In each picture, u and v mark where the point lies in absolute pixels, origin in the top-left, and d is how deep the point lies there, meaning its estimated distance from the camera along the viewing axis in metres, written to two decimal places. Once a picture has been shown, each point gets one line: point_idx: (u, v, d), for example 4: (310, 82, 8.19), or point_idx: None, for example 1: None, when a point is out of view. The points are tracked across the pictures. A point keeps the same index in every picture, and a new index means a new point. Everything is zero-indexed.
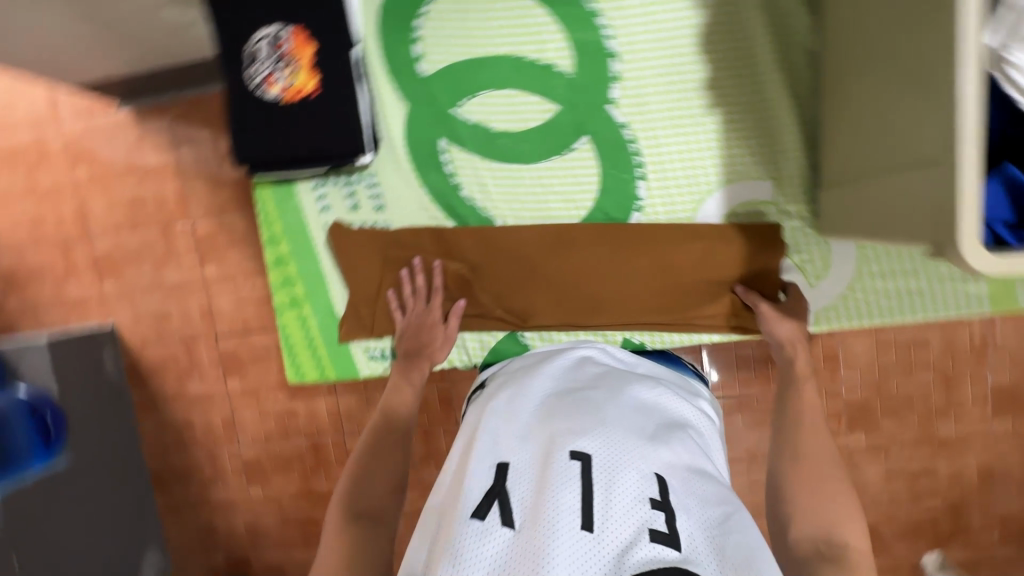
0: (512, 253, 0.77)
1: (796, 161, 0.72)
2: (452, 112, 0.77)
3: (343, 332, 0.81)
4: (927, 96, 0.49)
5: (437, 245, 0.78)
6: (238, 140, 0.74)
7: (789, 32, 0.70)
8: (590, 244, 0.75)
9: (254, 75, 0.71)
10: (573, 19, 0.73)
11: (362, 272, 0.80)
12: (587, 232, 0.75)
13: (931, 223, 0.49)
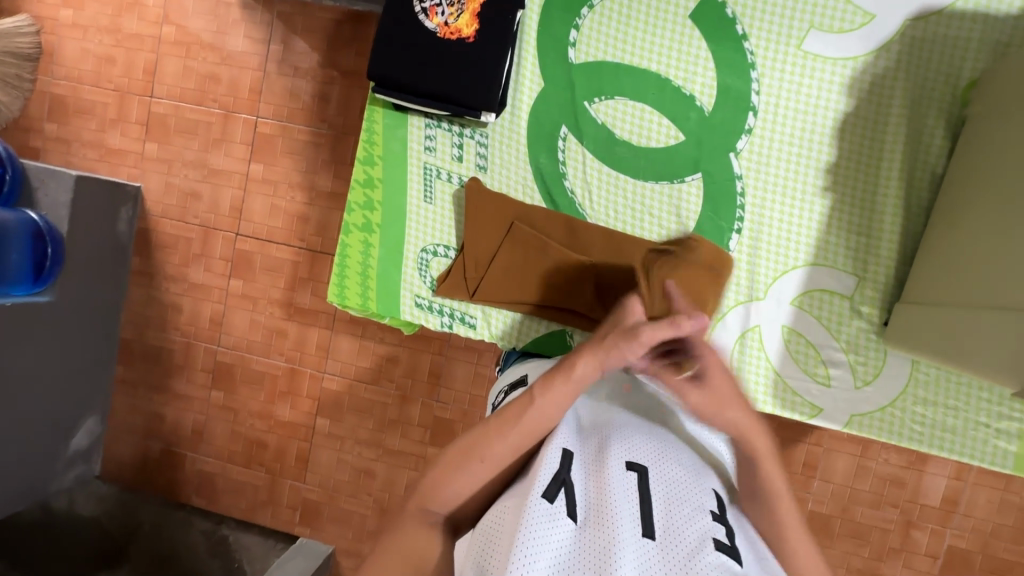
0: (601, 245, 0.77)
1: (885, 268, 0.74)
2: (584, 104, 0.78)
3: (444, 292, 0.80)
4: None
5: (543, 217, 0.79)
6: (377, 54, 0.73)
7: (921, 150, 0.73)
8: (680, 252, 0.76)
9: (422, 1, 0.72)
10: (727, 63, 0.75)
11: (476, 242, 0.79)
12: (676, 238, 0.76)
13: None
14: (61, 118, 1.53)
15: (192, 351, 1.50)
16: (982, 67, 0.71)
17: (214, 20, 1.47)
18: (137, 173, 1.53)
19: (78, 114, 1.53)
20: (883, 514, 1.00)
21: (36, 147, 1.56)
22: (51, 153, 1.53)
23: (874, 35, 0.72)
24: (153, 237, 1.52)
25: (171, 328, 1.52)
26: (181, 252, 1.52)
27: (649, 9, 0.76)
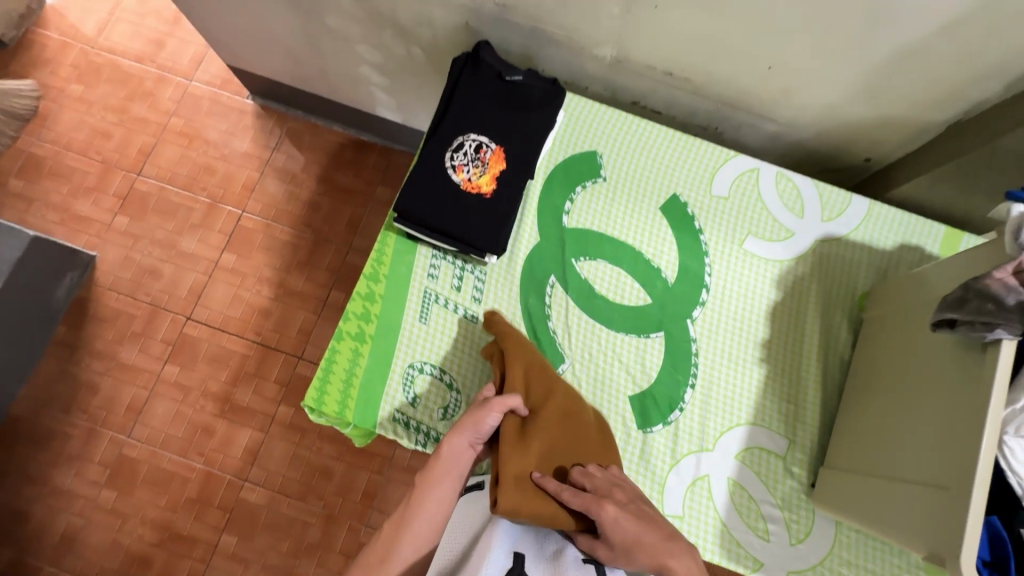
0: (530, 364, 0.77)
1: (810, 434, 0.87)
2: (571, 260, 0.92)
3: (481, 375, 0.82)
4: (947, 434, 0.64)
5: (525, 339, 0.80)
6: (404, 193, 0.85)
7: (832, 339, 0.91)
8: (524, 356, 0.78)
9: (452, 159, 0.87)
10: (686, 247, 0.94)
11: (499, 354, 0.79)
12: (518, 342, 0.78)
13: (934, 535, 0.60)
14: (36, 178, 1.51)
15: (94, 440, 1.34)
16: (869, 284, 0.93)
17: (225, 121, 1.59)
18: (95, 242, 1.49)
19: (53, 177, 1.52)
20: None
21: None
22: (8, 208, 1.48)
23: (793, 246, 0.94)
24: (89, 309, 1.44)
25: (77, 410, 1.37)
26: (116, 329, 1.43)
27: (628, 197, 0.95)
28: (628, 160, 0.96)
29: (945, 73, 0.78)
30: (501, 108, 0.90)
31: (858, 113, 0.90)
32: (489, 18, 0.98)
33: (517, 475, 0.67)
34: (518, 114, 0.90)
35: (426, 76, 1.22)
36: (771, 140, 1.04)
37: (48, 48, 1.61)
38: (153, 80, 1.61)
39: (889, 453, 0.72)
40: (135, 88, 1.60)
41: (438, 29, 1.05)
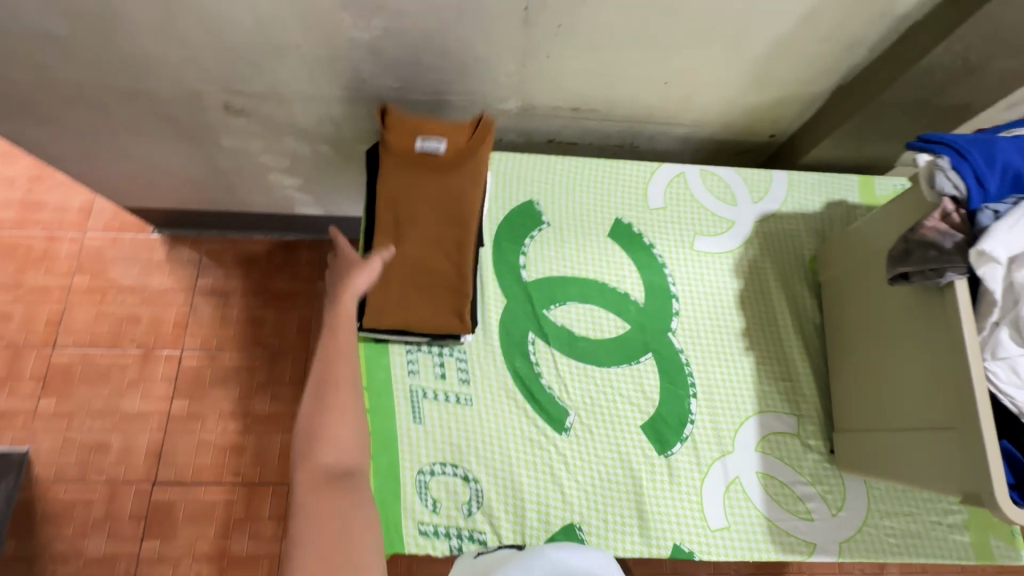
0: (412, 199, 0.84)
1: (813, 403, 0.90)
2: (543, 312, 0.92)
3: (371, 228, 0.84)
4: (938, 377, 0.68)
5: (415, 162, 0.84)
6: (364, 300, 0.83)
7: (800, 307, 0.95)
8: (409, 198, 0.84)
9: None
10: (644, 265, 0.96)
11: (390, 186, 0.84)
12: (406, 186, 0.84)
13: (961, 477, 0.64)
14: None
15: None
16: (814, 246, 0.99)
17: (136, 263, 1.48)
18: (23, 435, 1.33)
19: None
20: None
21: None
22: None
23: (738, 233, 0.99)
24: (37, 511, 1.28)
25: None
26: (76, 522, 1.28)
27: (576, 233, 0.97)
28: (565, 198, 0.98)
29: (818, 50, 0.85)
30: None
31: (754, 100, 0.97)
32: (391, 100, 0.98)
33: (377, 306, 0.83)
34: None
35: (339, 167, 1.19)
36: (683, 141, 1.09)
37: None
38: (41, 243, 1.48)
39: (894, 404, 0.75)
40: (23, 256, 1.47)
41: (341, 122, 1.04)
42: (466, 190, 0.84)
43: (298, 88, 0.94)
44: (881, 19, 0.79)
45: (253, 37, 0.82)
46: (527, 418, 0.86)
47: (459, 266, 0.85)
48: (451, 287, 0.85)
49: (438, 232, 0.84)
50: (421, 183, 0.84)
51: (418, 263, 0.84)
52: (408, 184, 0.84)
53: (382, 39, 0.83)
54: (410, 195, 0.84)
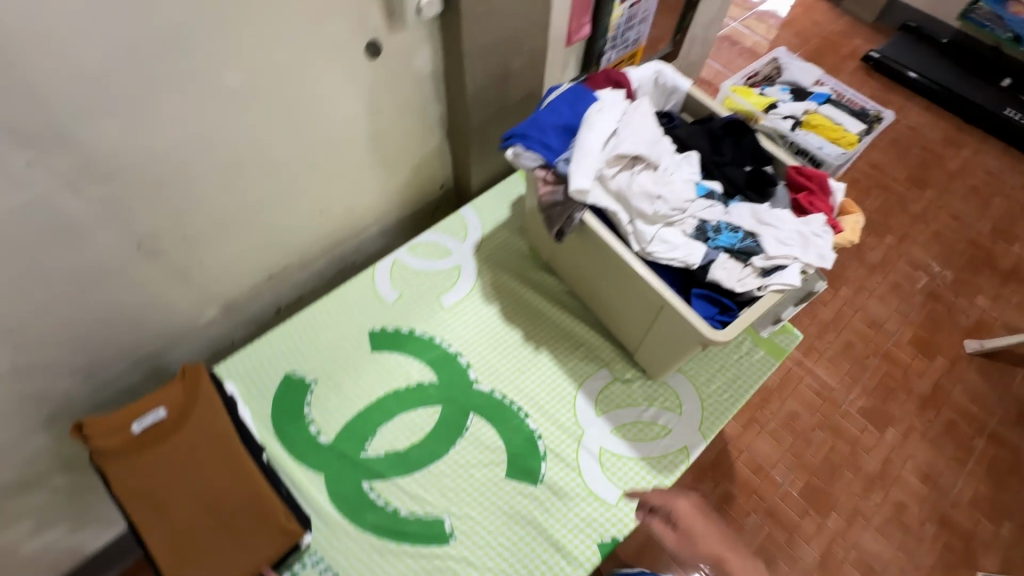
0: (161, 471, 0.79)
1: (608, 348, 1.02)
2: (363, 456, 0.90)
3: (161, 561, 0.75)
4: (633, 281, 0.83)
5: (142, 439, 0.80)
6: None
7: (549, 289, 1.09)
8: (161, 472, 0.79)
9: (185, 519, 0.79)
10: (418, 350, 1.01)
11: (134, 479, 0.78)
12: (150, 464, 0.79)
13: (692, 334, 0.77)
14: None
15: None
16: (525, 240, 1.15)
17: None
18: None
19: None
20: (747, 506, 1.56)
21: None
22: None
23: (468, 272, 1.10)
24: None
25: None
26: None
27: (345, 371, 0.98)
28: (315, 351, 0.99)
29: (406, 122, 0.99)
30: None
31: (401, 178, 1.10)
32: (86, 394, 0.90)
33: None
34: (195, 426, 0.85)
35: (87, 489, 1.02)
36: (383, 234, 1.19)
37: None
38: None
39: (637, 309, 0.90)
40: None
41: (52, 449, 0.92)
42: (211, 423, 0.83)
43: None
44: (425, 81, 0.95)
45: None
46: (414, 556, 0.83)
47: (250, 487, 0.80)
48: (258, 511, 0.79)
49: (201, 488, 0.79)
50: (154, 460, 0.80)
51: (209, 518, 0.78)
52: (149, 461, 0.79)
53: (22, 358, 0.77)
54: (157, 470, 0.79)
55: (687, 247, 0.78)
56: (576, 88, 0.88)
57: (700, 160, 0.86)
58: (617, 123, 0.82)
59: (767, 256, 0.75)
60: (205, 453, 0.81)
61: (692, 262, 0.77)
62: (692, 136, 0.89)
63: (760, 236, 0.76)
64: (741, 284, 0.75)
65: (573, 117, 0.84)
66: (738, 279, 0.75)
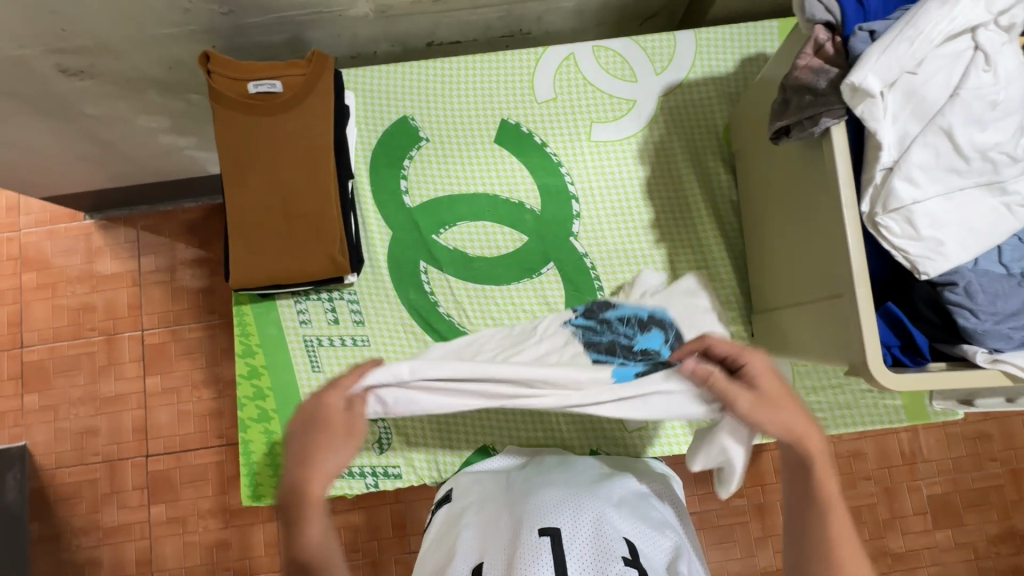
0: (257, 141, 0.77)
1: (731, 287, 0.84)
2: (433, 238, 0.86)
3: (234, 258, 0.78)
4: (818, 244, 0.62)
5: (247, 99, 0.77)
6: (240, 254, 0.78)
7: (714, 186, 0.87)
8: (256, 145, 0.77)
9: (269, 209, 0.77)
10: (537, 167, 0.87)
11: (241, 142, 0.77)
12: (254, 135, 0.77)
13: (838, 347, 0.59)
14: None
15: (123, 563, 1.44)
16: (727, 114, 0.88)
17: (72, 254, 1.54)
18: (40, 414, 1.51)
19: None
20: (734, 512, 1.18)
21: None
22: None
23: (640, 115, 0.88)
24: (62, 491, 1.47)
25: (101, 566, 1.44)
26: (91, 497, 1.48)
27: (458, 144, 0.87)
28: (439, 105, 0.87)
29: None
30: (282, 109, 0.77)
31: None
32: (227, 29, 0.88)
33: (258, 265, 0.78)
34: (314, 117, 0.78)
35: (206, 118, 1.11)
36: (575, 15, 0.95)
37: None
38: None
39: (801, 274, 0.67)
40: None
41: (190, 63, 0.95)
42: (311, 127, 0.78)
43: (122, 30, 0.84)
44: None
45: None
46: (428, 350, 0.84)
47: (320, 200, 0.78)
48: (321, 228, 0.78)
49: (282, 187, 0.77)
50: (253, 128, 0.77)
51: (274, 203, 0.77)
52: (251, 129, 0.77)
53: None
54: (256, 141, 0.77)
55: (945, 251, 0.53)
56: None
57: None
58: (987, 16, 0.51)
59: (997, 359, 0.52)
60: (295, 148, 0.77)
61: (924, 273, 0.54)
62: None
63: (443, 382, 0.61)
64: (982, 356, 0.53)
65: None
66: (984, 352, 0.53)
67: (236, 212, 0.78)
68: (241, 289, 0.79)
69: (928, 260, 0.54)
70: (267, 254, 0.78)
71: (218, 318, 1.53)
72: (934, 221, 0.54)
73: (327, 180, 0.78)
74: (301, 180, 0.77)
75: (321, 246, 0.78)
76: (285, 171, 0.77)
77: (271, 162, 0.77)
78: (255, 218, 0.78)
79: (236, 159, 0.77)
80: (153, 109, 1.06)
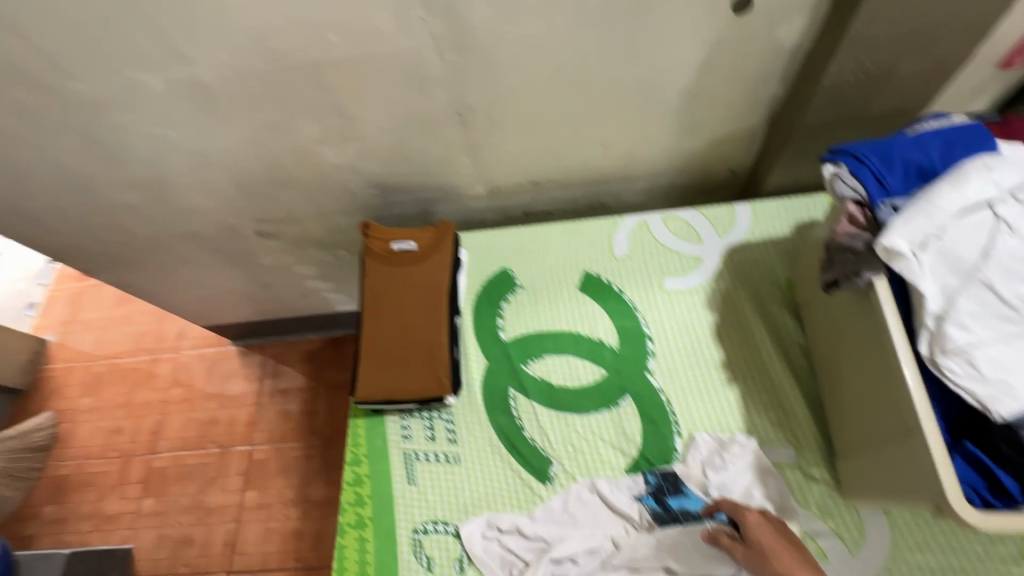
0: (391, 284, 0.99)
1: (809, 429, 0.86)
2: (522, 368, 0.98)
3: (360, 376, 0.94)
4: (888, 384, 0.66)
5: (389, 254, 1.00)
6: (366, 372, 0.94)
7: (782, 330, 0.94)
8: (390, 288, 0.98)
9: (394, 336, 0.96)
10: (615, 310, 1.01)
11: (379, 285, 0.99)
12: (390, 280, 0.99)
13: (924, 488, 0.60)
14: (87, 485, 1.73)
15: None
16: (788, 269, 0.99)
17: (213, 374, 1.83)
18: (150, 519, 1.66)
19: (98, 483, 1.73)
20: None
21: (58, 520, 1.69)
22: (74, 526, 1.67)
23: (706, 269, 1.01)
24: None
25: None
26: None
27: (547, 290, 1.04)
28: (533, 260, 1.07)
29: (732, 88, 0.90)
30: (414, 261, 1.00)
31: (694, 144, 1.03)
32: (378, 205, 1.18)
33: (379, 382, 0.93)
34: (437, 267, 0.99)
35: (346, 268, 1.40)
36: (646, 192, 1.17)
37: (84, 379, 1.89)
38: (157, 364, 1.88)
39: (876, 414, 0.69)
40: (146, 375, 1.87)
41: (345, 228, 1.25)
42: (433, 274, 0.99)
43: (308, 206, 1.17)
44: (775, 54, 0.84)
45: (264, 174, 1.07)
46: (511, 471, 0.90)
47: (435, 330, 0.95)
48: (432, 353, 0.94)
49: (405, 319, 0.96)
50: (390, 274, 0.99)
51: (398, 332, 0.96)
52: (389, 276, 0.99)
53: (359, 155, 1.03)
54: (390, 284, 0.99)
55: (1015, 393, 0.56)
56: (970, 127, 0.67)
57: None
58: (1000, 192, 0.61)
59: None
60: (419, 290, 0.98)
61: (998, 413, 0.57)
62: None
63: (513, 527, 0.85)
64: None
65: (939, 161, 0.66)
66: None
67: (367, 338, 0.96)
68: (361, 404, 0.94)
69: (999, 400, 0.56)
70: (387, 373, 0.94)
71: (317, 438, 1.68)
72: (998, 363, 0.57)
73: (441, 315, 0.96)
74: (424, 313, 0.96)
75: (431, 368, 0.93)
76: (409, 308, 0.97)
77: (400, 300, 0.97)
78: (381, 344, 0.96)
79: (374, 298, 0.98)
80: (309, 260, 1.37)
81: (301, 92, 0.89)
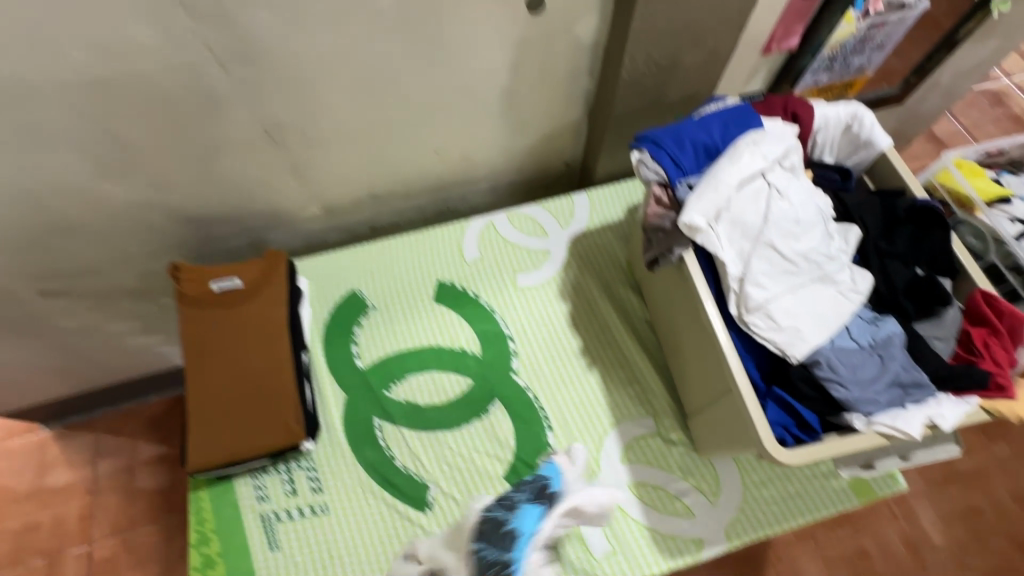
0: (217, 330, 0.86)
1: (663, 397, 0.92)
2: (385, 394, 0.92)
3: (194, 442, 0.81)
4: (711, 347, 0.72)
5: (210, 295, 0.88)
6: (201, 437, 0.82)
7: (629, 309, 1.00)
8: (217, 334, 0.86)
9: (229, 387, 0.84)
10: (474, 316, 0.99)
11: (203, 332, 0.86)
12: (216, 325, 0.87)
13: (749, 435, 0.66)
14: None
15: None
16: (626, 251, 1.05)
17: (24, 469, 1.49)
18: None
19: None
20: None
21: None
22: None
23: (555, 262, 1.04)
24: None
25: None
26: None
27: (401, 307, 0.99)
28: (382, 277, 1.01)
29: (547, 85, 0.93)
30: (242, 299, 0.89)
31: (525, 142, 1.05)
32: (197, 242, 1.03)
33: (217, 444, 0.81)
34: (272, 302, 0.89)
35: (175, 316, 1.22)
36: (491, 193, 1.17)
37: None
38: None
39: (708, 375, 0.76)
40: None
41: (162, 272, 1.08)
42: (268, 311, 0.89)
43: (103, 254, 0.98)
44: (578, 50, 0.88)
45: (29, 225, 0.87)
46: (388, 507, 0.84)
47: (278, 372, 0.85)
48: (278, 399, 0.84)
49: (240, 367, 0.85)
50: (214, 319, 0.87)
51: (233, 383, 0.84)
52: (213, 321, 0.87)
53: (155, 188, 0.89)
54: (216, 330, 0.86)
55: (804, 335, 0.64)
56: (740, 108, 0.76)
57: (859, 239, 0.71)
58: (768, 164, 0.69)
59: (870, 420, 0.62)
60: (253, 331, 0.87)
61: (795, 355, 0.64)
62: (862, 208, 0.73)
63: None
64: (860, 420, 0.62)
65: (720, 140, 0.73)
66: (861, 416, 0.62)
67: (196, 397, 0.83)
68: (200, 473, 0.81)
69: (794, 344, 0.64)
70: (227, 432, 0.82)
71: (176, 515, 1.45)
72: (787, 312, 0.65)
73: (283, 355, 0.87)
74: (262, 356, 0.86)
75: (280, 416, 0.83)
76: (244, 352, 0.86)
77: (231, 346, 0.86)
78: (214, 400, 0.83)
79: (198, 349, 0.85)
80: (122, 315, 1.16)
81: (51, 120, 0.73)
